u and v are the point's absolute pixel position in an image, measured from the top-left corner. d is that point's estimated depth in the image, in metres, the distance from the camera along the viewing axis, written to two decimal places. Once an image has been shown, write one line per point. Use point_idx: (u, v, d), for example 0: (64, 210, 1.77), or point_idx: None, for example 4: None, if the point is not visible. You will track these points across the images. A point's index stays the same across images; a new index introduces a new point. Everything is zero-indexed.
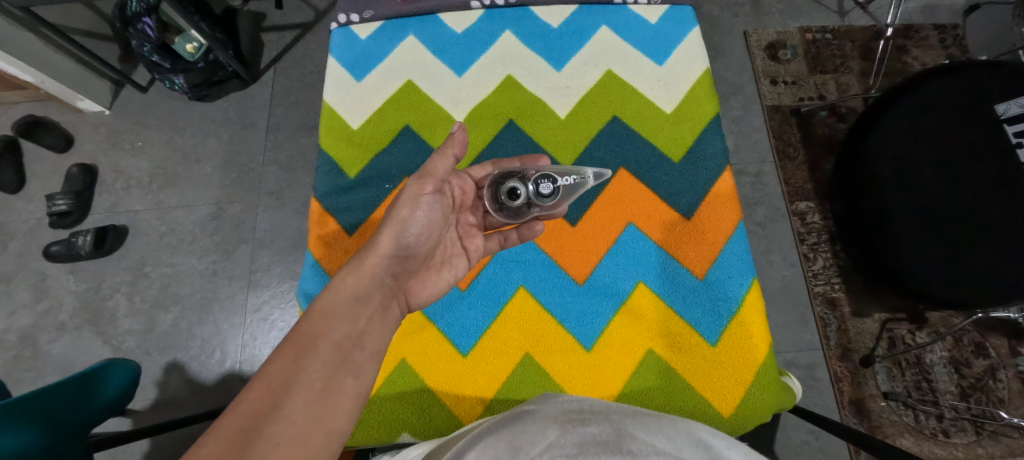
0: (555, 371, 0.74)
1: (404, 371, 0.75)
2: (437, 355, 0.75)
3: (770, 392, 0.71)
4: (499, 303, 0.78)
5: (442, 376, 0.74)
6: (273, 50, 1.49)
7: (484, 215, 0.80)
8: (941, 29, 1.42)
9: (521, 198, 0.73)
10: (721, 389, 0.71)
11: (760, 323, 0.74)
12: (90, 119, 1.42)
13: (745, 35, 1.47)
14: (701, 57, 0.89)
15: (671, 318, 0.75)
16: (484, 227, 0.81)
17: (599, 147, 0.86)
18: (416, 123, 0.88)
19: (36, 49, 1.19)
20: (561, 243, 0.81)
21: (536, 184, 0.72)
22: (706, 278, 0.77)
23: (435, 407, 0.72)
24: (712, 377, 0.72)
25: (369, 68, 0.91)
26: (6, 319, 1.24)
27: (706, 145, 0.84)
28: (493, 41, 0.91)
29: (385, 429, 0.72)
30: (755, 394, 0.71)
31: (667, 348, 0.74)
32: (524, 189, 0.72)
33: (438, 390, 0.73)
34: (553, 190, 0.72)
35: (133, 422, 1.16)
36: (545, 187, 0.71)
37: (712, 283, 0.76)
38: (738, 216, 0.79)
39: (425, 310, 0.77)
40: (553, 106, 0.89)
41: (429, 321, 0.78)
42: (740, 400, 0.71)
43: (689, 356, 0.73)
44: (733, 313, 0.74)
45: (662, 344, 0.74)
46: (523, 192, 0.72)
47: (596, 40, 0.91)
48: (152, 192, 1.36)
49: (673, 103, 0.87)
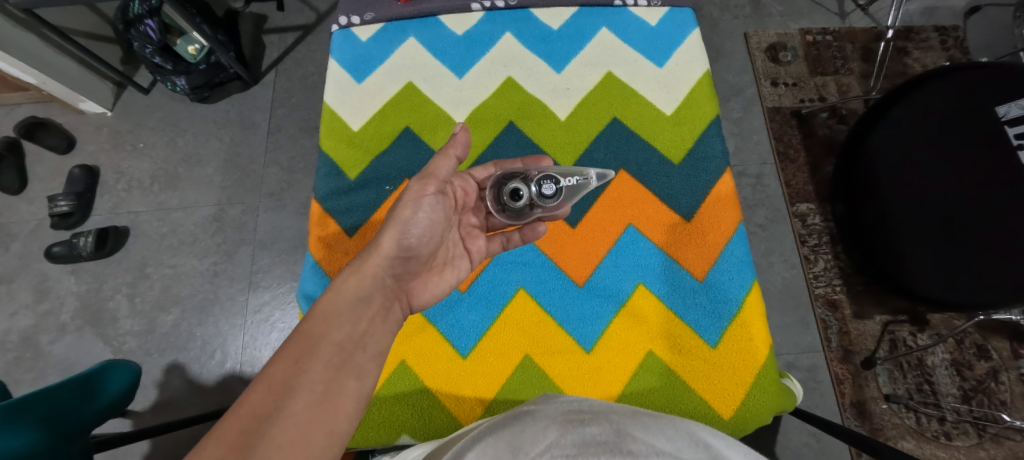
0: (556, 373, 0.73)
1: (404, 372, 0.75)
2: (437, 357, 0.75)
3: (771, 394, 0.71)
4: (499, 304, 0.78)
5: (442, 377, 0.74)
6: (274, 52, 1.49)
7: (486, 216, 0.80)
8: (942, 31, 1.42)
9: (524, 199, 0.72)
10: (721, 390, 0.71)
11: (760, 325, 0.74)
12: (91, 121, 1.42)
13: (745, 37, 1.47)
14: (700, 59, 0.89)
15: (671, 320, 0.75)
16: (485, 228, 0.81)
17: (599, 148, 0.86)
18: (416, 125, 0.88)
19: (39, 50, 1.20)
20: (561, 244, 0.81)
21: (539, 185, 0.71)
22: (706, 280, 0.76)
23: (435, 409, 0.72)
24: (713, 379, 0.72)
25: (369, 70, 0.91)
26: (7, 321, 1.25)
27: (706, 147, 0.84)
28: (493, 43, 0.92)
29: (385, 430, 0.72)
30: (755, 396, 0.71)
31: (667, 349, 0.74)
32: (527, 190, 0.72)
33: (437, 391, 0.73)
34: (556, 192, 0.72)
35: (133, 423, 1.16)
36: (548, 188, 0.71)
37: (712, 285, 0.76)
38: (738, 218, 0.79)
39: (425, 311, 0.77)
40: (553, 108, 0.89)
41: (429, 323, 0.77)
42: (740, 403, 0.71)
43: (689, 358, 0.73)
44: (733, 316, 0.74)
45: (662, 346, 0.74)
46: (526, 193, 0.72)
47: (596, 42, 0.91)
48: (153, 193, 1.36)
49: (673, 104, 0.87)
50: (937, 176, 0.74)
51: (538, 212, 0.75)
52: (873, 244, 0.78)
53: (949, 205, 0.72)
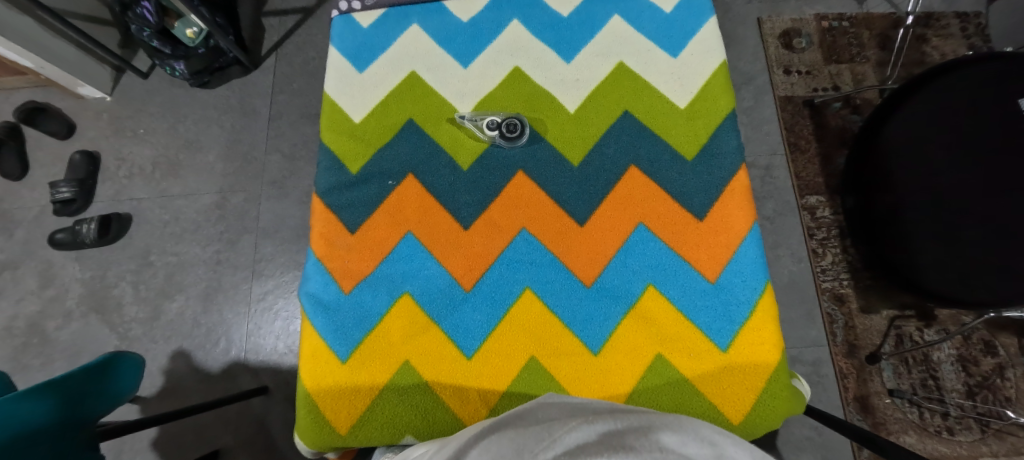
0: (564, 377, 0.61)
1: (403, 374, 0.62)
2: (434, 357, 0.63)
3: (782, 400, 0.60)
4: (495, 306, 0.64)
5: (434, 377, 0.62)
6: (274, 36, 1.46)
7: (345, 253, 0.68)
8: (963, 18, 1.38)
9: (492, 124, 0.70)
10: (731, 396, 0.60)
11: (772, 331, 0.62)
12: (92, 106, 1.41)
13: (759, 22, 1.43)
14: (718, 48, 0.73)
15: (679, 324, 0.62)
16: (352, 265, 0.68)
17: (610, 143, 0.70)
18: (421, 117, 0.73)
19: (36, 34, 1.17)
20: (555, 227, 0.67)
21: (507, 124, 0.69)
22: (718, 283, 0.63)
23: (435, 411, 0.61)
24: (724, 384, 0.60)
25: (370, 59, 0.77)
26: (14, 306, 1.25)
27: (721, 142, 0.69)
28: (499, 31, 0.76)
29: (382, 431, 0.61)
30: (765, 402, 0.60)
31: (679, 355, 0.61)
32: (495, 120, 0.70)
33: (435, 392, 0.62)
34: (523, 130, 0.70)
35: (141, 409, 1.18)
36: (513, 129, 0.69)
37: (723, 289, 0.63)
38: (753, 217, 0.66)
39: (414, 296, 0.65)
40: (561, 100, 0.73)
41: (419, 312, 0.64)
42: (750, 408, 0.60)
43: (700, 364, 0.61)
44: (745, 319, 0.62)
45: (674, 350, 0.61)
46: (501, 122, 0.70)
47: (607, 30, 0.75)
48: (155, 180, 1.35)
49: (687, 97, 0.72)
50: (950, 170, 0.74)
51: (498, 142, 0.70)
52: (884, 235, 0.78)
53: (951, 197, 0.73)
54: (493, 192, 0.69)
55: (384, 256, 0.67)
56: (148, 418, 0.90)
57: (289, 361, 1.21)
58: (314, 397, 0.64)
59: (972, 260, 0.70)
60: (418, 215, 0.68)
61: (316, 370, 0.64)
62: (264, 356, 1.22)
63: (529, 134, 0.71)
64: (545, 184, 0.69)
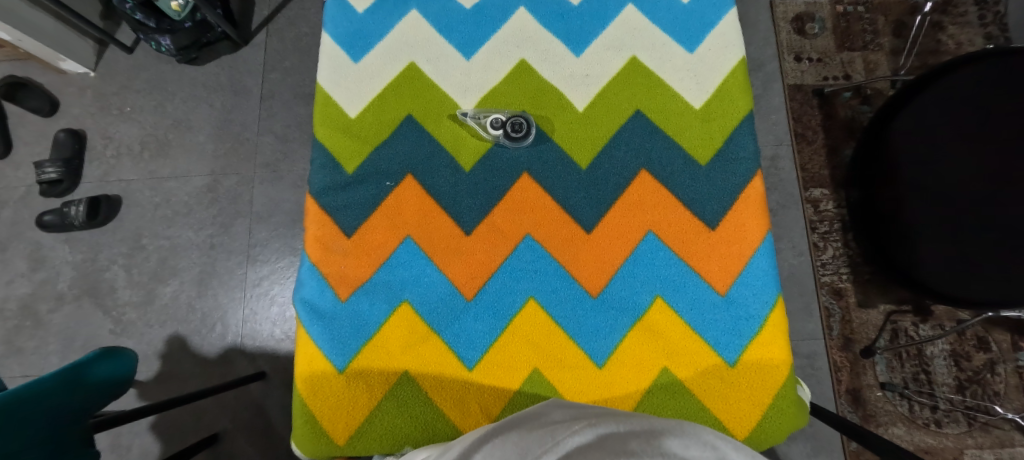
0: (568, 390, 0.60)
1: (405, 384, 0.61)
2: (436, 368, 0.61)
3: (788, 416, 0.60)
4: (497, 317, 0.62)
5: (437, 388, 0.61)
6: (264, 10, 1.39)
7: (342, 257, 0.66)
8: (982, 5, 1.33)
9: (496, 124, 0.67)
10: (736, 412, 0.59)
11: (781, 346, 0.61)
12: (75, 81, 1.35)
13: (772, 5, 1.37)
14: (736, 44, 0.70)
15: (687, 337, 0.61)
16: (350, 271, 0.65)
17: (620, 145, 0.67)
18: (420, 113, 0.70)
19: (14, 6, 1.11)
20: (561, 235, 0.64)
21: (511, 124, 0.66)
22: (728, 296, 0.62)
23: (437, 423, 0.60)
24: (730, 400, 0.59)
25: (366, 48, 0.72)
26: (5, 288, 1.22)
27: (735, 145, 0.66)
28: (504, 20, 0.72)
29: (383, 442, 0.61)
30: (770, 417, 0.60)
31: (685, 370, 0.60)
32: (499, 119, 0.67)
33: (437, 404, 0.61)
34: (529, 129, 0.67)
35: (137, 393, 1.17)
36: (517, 128, 0.66)
37: (734, 302, 0.61)
38: (766, 227, 0.64)
39: (415, 304, 0.63)
40: (570, 96, 0.69)
41: (420, 321, 0.63)
42: (756, 424, 0.60)
43: (706, 380, 0.60)
44: (754, 334, 0.61)
45: (680, 366, 0.60)
46: (505, 121, 0.67)
47: (620, 21, 0.71)
48: (144, 161, 1.30)
49: (702, 96, 0.68)
50: (953, 168, 0.74)
51: (501, 141, 0.67)
52: (886, 231, 0.76)
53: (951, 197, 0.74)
54: (496, 195, 0.66)
55: (383, 261, 0.65)
56: (149, 405, 0.90)
57: (287, 347, 1.20)
58: (312, 406, 0.62)
59: (974, 260, 0.71)
60: (418, 218, 0.66)
61: (314, 379, 0.63)
62: (260, 342, 1.21)
63: (535, 135, 0.68)
64: (551, 188, 0.66)
